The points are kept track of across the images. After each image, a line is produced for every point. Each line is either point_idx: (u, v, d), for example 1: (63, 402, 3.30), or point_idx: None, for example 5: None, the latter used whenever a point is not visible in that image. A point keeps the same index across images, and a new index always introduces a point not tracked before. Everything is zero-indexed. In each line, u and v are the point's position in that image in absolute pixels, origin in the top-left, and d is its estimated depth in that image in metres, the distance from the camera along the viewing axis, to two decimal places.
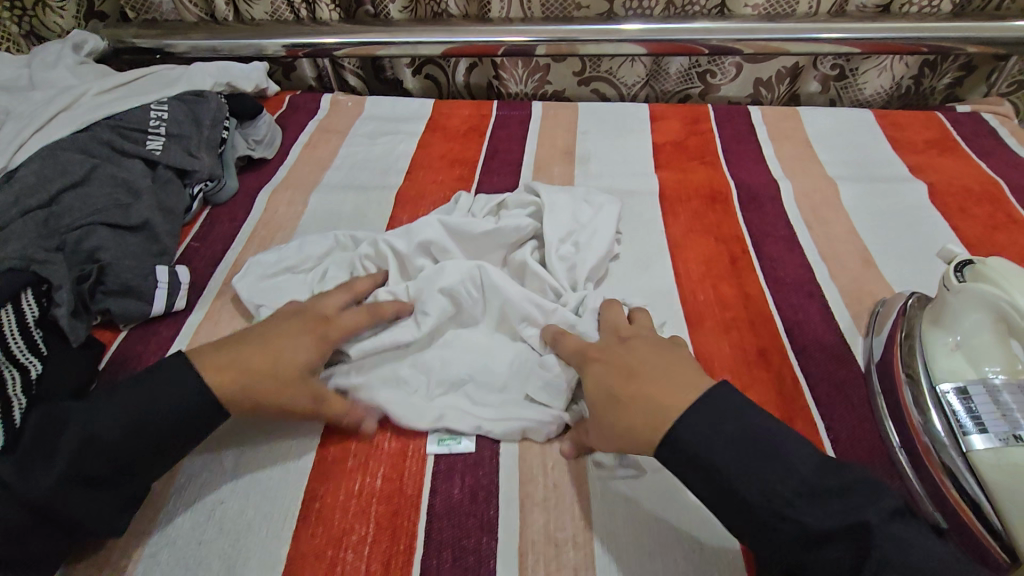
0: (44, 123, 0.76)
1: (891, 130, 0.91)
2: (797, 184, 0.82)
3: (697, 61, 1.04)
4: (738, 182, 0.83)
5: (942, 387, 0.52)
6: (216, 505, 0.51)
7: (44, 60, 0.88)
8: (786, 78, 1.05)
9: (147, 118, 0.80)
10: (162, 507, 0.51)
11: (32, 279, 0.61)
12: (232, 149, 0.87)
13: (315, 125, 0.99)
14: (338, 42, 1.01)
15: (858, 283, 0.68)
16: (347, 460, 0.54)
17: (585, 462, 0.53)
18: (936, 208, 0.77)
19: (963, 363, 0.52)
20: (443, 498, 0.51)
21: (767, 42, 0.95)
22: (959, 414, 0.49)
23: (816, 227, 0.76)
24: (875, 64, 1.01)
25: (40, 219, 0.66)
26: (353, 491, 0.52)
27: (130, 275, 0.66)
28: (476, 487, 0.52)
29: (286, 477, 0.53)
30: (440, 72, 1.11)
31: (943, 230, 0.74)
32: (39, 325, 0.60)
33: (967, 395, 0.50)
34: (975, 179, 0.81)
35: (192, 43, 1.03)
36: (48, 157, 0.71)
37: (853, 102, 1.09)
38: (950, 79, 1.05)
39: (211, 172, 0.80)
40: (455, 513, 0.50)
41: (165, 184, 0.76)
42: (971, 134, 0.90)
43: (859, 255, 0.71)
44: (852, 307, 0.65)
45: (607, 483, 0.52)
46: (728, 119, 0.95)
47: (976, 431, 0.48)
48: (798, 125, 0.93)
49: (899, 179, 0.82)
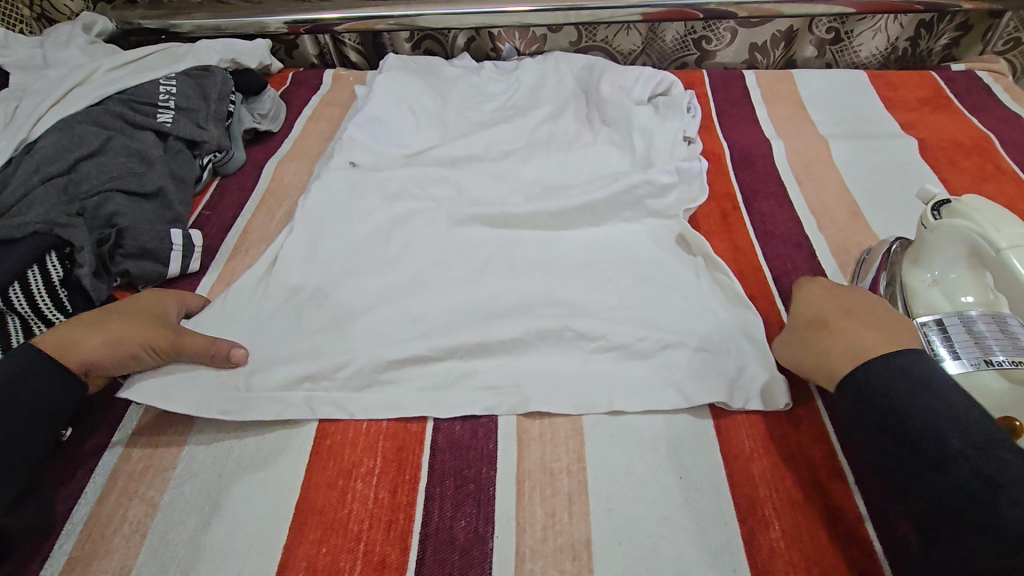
0: (59, 99, 0.79)
1: (884, 89, 0.93)
2: (789, 143, 0.84)
3: (692, 27, 1.04)
4: (730, 143, 0.85)
5: (922, 321, 0.53)
6: (234, 444, 0.56)
7: (56, 40, 0.91)
8: (781, 43, 1.06)
9: (157, 93, 0.83)
10: (185, 445, 0.56)
11: (57, 241, 0.65)
12: (239, 122, 0.90)
13: (317, 99, 1.01)
14: (339, 17, 1.03)
15: (845, 232, 0.70)
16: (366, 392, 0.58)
17: (567, 393, 0.57)
18: (925, 161, 0.79)
19: (941, 298, 0.53)
20: (445, 435, 0.55)
21: (760, 5, 0.96)
22: (936, 344, 0.51)
23: (807, 182, 0.78)
24: (870, 25, 1.02)
25: (60, 185, 0.69)
26: (361, 429, 0.56)
27: (147, 239, 0.69)
28: (476, 425, 0.56)
29: (294, 400, 0.57)
30: (438, 46, 1.11)
31: (930, 183, 0.76)
32: (64, 285, 0.65)
33: (944, 327, 0.51)
34: (966, 133, 0.83)
35: (197, 22, 1.06)
36: (65, 129, 0.74)
37: (849, 65, 1.09)
38: (946, 39, 1.06)
39: (219, 143, 0.83)
40: (457, 448, 0.54)
41: (176, 154, 0.79)
42: (964, 91, 0.91)
43: (847, 207, 0.74)
44: (839, 257, 0.68)
45: (601, 419, 0.56)
46: (722, 83, 0.97)
47: (950, 359, 0.49)
48: (792, 86, 0.94)
49: (892, 136, 0.83)
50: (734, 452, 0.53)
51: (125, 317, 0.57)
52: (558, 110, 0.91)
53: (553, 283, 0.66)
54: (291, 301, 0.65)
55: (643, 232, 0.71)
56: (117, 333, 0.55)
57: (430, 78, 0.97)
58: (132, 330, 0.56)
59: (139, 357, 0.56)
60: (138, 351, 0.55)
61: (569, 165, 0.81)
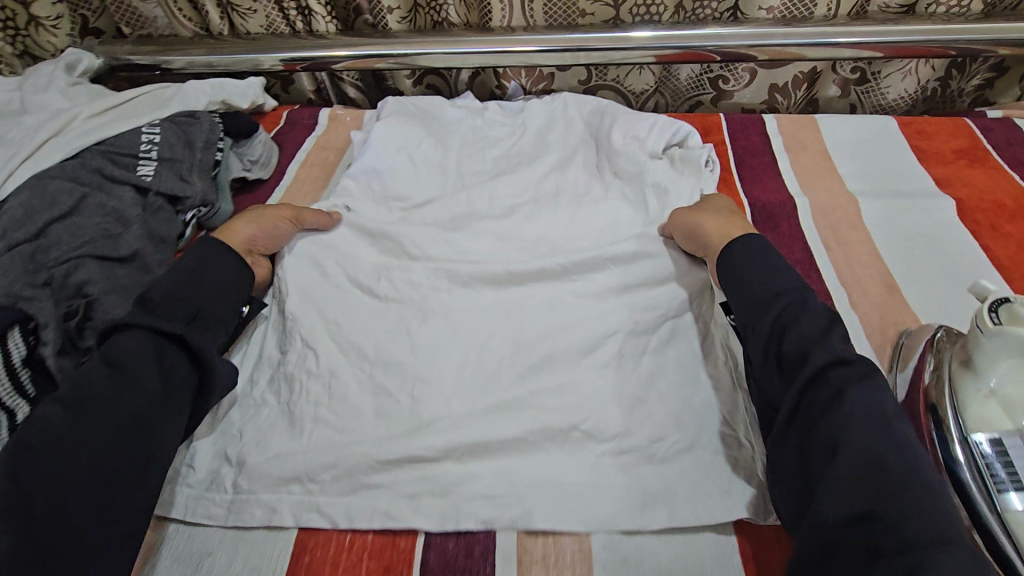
0: (33, 153, 0.74)
1: (916, 139, 0.86)
2: (815, 200, 0.78)
3: (709, 67, 0.98)
4: (751, 199, 0.79)
5: (975, 437, 0.47)
6: (206, 558, 0.51)
7: (36, 82, 0.87)
8: (803, 84, 1.00)
9: (138, 142, 0.78)
10: (153, 559, 0.51)
11: (20, 315, 0.60)
12: (227, 170, 0.85)
13: (312, 142, 0.96)
14: (335, 55, 0.98)
15: (880, 310, 0.64)
16: (353, 498, 0.53)
17: (570, 507, 0.52)
18: (965, 225, 0.72)
19: (998, 411, 0.47)
20: (436, 554, 0.51)
21: (781, 48, 0.90)
22: (994, 466, 0.45)
23: (836, 247, 0.71)
24: (898, 67, 0.96)
25: (27, 253, 0.65)
26: (345, 545, 0.52)
27: (120, 310, 0.63)
28: (471, 542, 0.51)
29: (274, 507, 0.53)
30: (441, 82, 1.06)
31: (972, 252, 0.69)
32: (27, 364, 0.59)
33: (1003, 447, 0.46)
34: (1008, 193, 0.76)
35: (190, 58, 1.01)
36: (37, 187, 0.70)
37: (874, 106, 1.03)
38: (980, 80, 0.99)
39: (202, 197, 0.78)
40: (448, 570, 0.50)
41: (156, 211, 0.74)
42: (1003, 142, 0.85)
43: (881, 279, 0.67)
44: (874, 339, 0.62)
45: (610, 540, 0.51)
46: (741, 129, 0.91)
47: (1014, 488, 0.44)
48: (816, 134, 0.88)
49: (926, 194, 0.77)
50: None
51: (264, 208, 0.71)
52: (566, 158, 0.85)
53: (559, 368, 0.60)
54: (279, 385, 0.61)
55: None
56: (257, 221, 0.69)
57: (431, 122, 0.92)
58: (269, 215, 0.70)
59: (275, 229, 0.70)
60: (276, 222, 0.70)
61: (579, 224, 0.74)
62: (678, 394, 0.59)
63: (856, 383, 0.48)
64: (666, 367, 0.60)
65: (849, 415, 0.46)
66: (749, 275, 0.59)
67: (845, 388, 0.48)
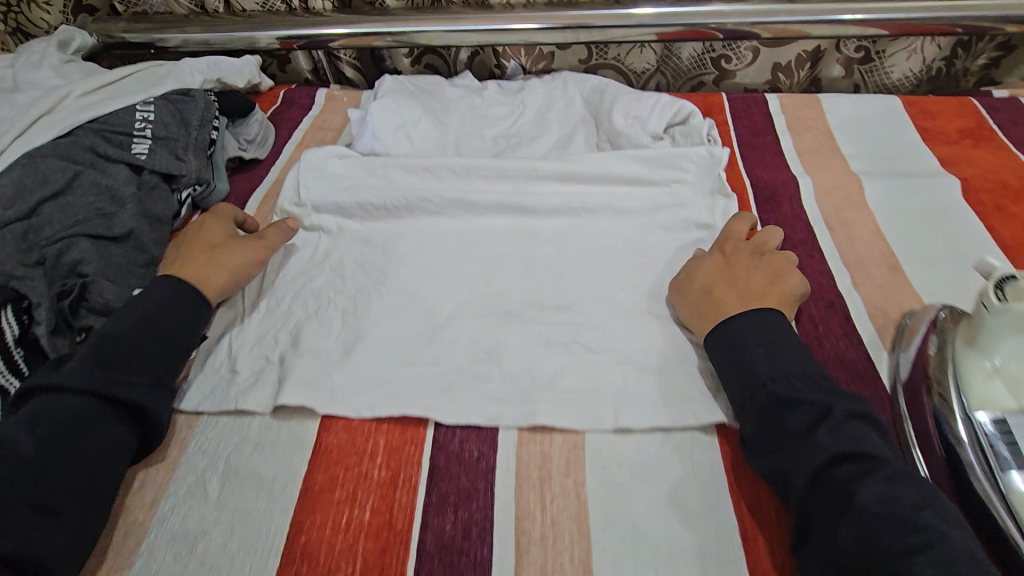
0: (24, 129, 0.72)
1: (921, 118, 0.85)
2: (819, 180, 0.77)
3: (711, 45, 0.97)
4: (753, 179, 0.78)
5: (979, 416, 0.47)
6: (199, 538, 0.49)
7: (27, 59, 0.85)
8: (806, 63, 0.99)
9: (132, 120, 0.77)
10: (143, 539, 0.50)
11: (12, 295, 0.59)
12: (223, 150, 0.83)
13: (309, 122, 0.95)
14: (332, 33, 0.96)
15: (884, 291, 0.63)
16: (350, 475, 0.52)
17: (569, 487, 0.51)
18: (970, 205, 0.72)
19: (1002, 391, 0.47)
20: (434, 535, 0.49)
21: (786, 25, 0.88)
22: (998, 445, 0.45)
23: (839, 228, 0.71)
24: (903, 45, 0.95)
25: (19, 232, 0.64)
26: (340, 525, 0.50)
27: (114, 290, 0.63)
28: (469, 523, 0.49)
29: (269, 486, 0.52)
30: (440, 62, 1.04)
31: (978, 232, 0.68)
32: (19, 344, 0.58)
33: (1008, 427, 0.46)
34: (1014, 173, 0.75)
35: (184, 37, 0.99)
36: (28, 164, 0.69)
37: (877, 86, 1.02)
38: (986, 59, 0.98)
39: (198, 176, 0.76)
40: (447, 552, 0.48)
41: (151, 190, 0.73)
42: (1008, 122, 0.84)
43: (884, 260, 0.67)
44: (876, 320, 0.61)
45: (610, 517, 0.49)
46: (743, 109, 0.89)
47: (1016, 467, 0.44)
48: (820, 114, 0.87)
49: (931, 174, 0.76)
50: (761, 557, 0.47)
51: (223, 247, 0.65)
52: (566, 138, 0.84)
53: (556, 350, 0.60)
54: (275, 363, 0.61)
55: (657, 288, 0.65)
56: (219, 268, 0.63)
57: (429, 99, 0.90)
58: (237, 258, 0.65)
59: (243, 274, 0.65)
60: (243, 265, 0.65)
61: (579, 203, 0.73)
62: (678, 372, 0.58)
63: (859, 467, 0.42)
64: (666, 347, 0.60)
65: (864, 501, 0.41)
66: (744, 343, 0.52)
67: (849, 476, 0.42)
